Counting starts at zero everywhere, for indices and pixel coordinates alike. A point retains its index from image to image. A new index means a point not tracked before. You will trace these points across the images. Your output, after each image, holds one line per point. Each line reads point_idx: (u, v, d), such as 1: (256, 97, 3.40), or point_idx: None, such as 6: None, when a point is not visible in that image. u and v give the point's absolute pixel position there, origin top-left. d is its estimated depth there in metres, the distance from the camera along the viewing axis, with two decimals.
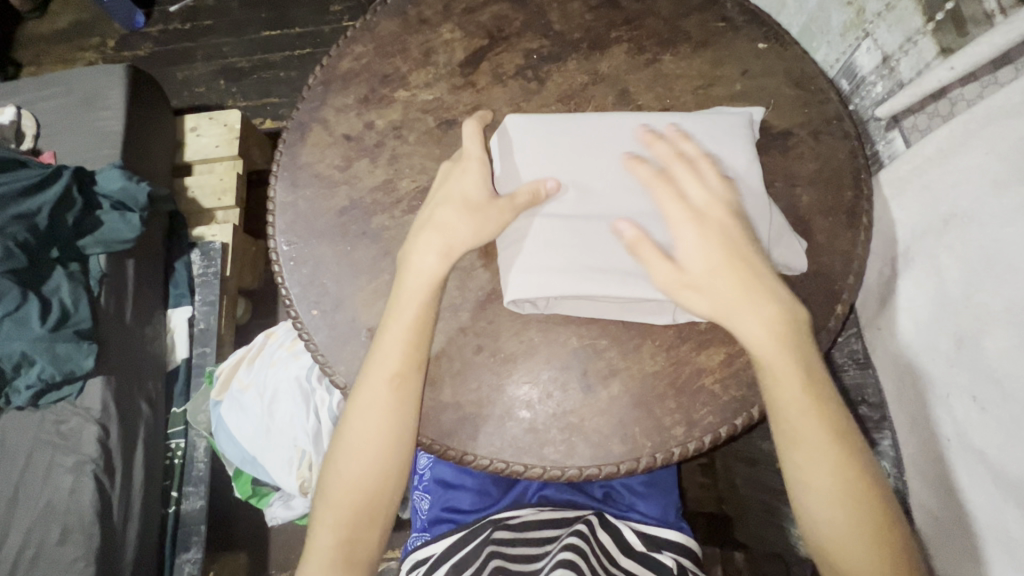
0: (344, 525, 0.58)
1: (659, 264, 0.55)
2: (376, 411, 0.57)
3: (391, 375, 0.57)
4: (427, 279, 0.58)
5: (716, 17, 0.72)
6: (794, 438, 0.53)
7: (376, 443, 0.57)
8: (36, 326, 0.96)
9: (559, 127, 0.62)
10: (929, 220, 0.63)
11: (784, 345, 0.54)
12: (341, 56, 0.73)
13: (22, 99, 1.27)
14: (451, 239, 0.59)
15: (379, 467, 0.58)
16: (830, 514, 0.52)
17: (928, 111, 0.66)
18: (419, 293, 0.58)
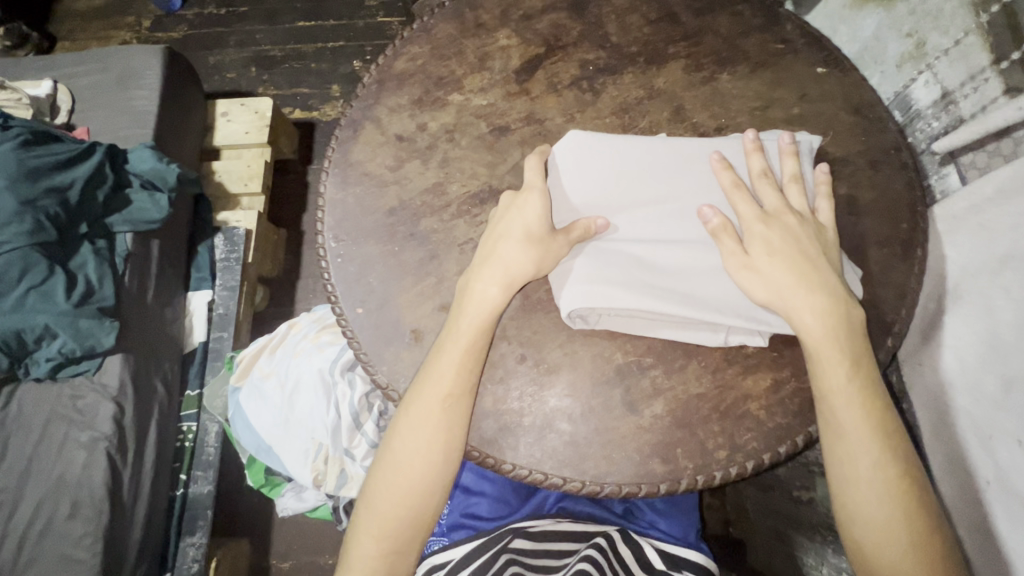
0: (387, 530, 0.59)
1: (733, 254, 0.57)
2: (428, 427, 0.57)
3: (449, 393, 0.57)
4: (487, 311, 0.58)
5: (775, 39, 0.72)
6: (847, 457, 0.54)
7: (423, 460, 0.58)
8: (61, 300, 0.96)
9: (651, 140, 0.63)
10: (982, 259, 0.63)
11: (840, 360, 0.54)
12: (397, 56, 0.73)
13: (61, 74, 1.28)
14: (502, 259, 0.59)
15: (421, 480, 0.58)
16: (881, 535, 0.52)
17: (989, 149, 0.66)
18: (478, 322, 0.58)
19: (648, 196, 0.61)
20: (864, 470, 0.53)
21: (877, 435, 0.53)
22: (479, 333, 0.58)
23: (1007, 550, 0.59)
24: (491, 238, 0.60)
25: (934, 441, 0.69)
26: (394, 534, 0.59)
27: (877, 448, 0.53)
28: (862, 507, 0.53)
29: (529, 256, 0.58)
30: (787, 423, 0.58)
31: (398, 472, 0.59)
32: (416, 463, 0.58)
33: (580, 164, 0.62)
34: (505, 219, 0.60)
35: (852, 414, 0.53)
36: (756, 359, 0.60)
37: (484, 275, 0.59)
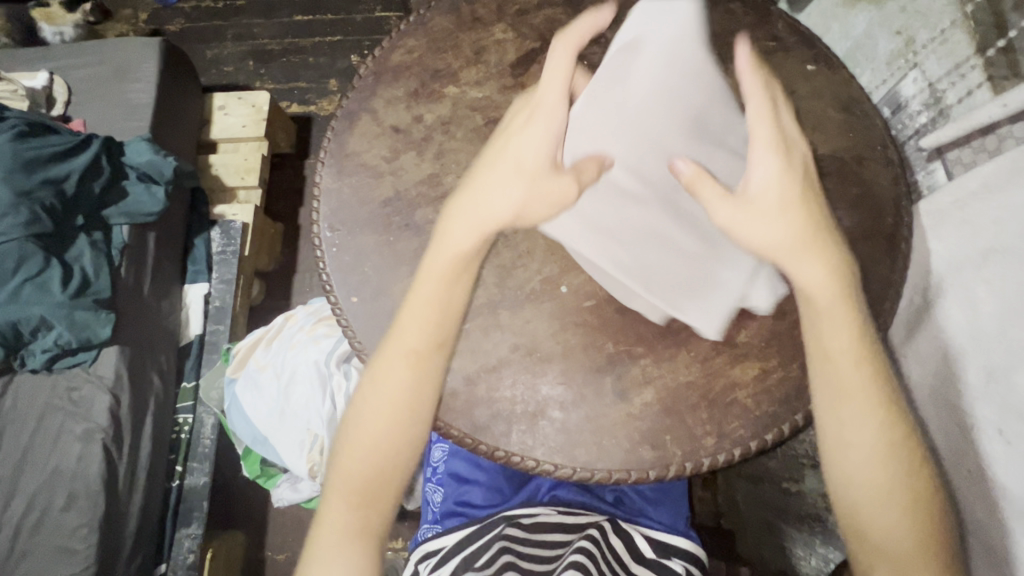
0: (359, 483, 0.58)
1: (717, 196, 0.54)
2: (398, 379, 0.57)
3: (428, 343, 0.58)
4: (454, 257, 0.58)
5: (766, 36, 0.73)
6: (838, 387, 0.54)
7: (397, 408, 0.57)
8: (57, 292, 0.97)
9: (663, 56, 0.58)
10: (967, 253, 0.64)
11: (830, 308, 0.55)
12: (393, 48, 0.74)
13: (57, 65, 1.28)
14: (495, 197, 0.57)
15: (393, 430, 0.57)
16: (863, 457, 0.54)
17: (974, 145, 0.68)
18: (446, 269, 0.58)
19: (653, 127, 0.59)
20: (854, 389, 0.54)
21: (863, 367, 0.54)
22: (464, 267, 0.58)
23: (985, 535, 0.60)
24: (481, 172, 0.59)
25: None
26: (367, 488, 0.58)
27: (865, 385, 0.54)
28: (847, 423, 0.54)
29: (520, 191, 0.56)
30: (774, 411, 0.59)
31: (370, 421, 0.58)
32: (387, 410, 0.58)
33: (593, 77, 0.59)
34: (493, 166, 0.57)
35: (856, 378, 0.54)
36: (745, 349, 0.61)
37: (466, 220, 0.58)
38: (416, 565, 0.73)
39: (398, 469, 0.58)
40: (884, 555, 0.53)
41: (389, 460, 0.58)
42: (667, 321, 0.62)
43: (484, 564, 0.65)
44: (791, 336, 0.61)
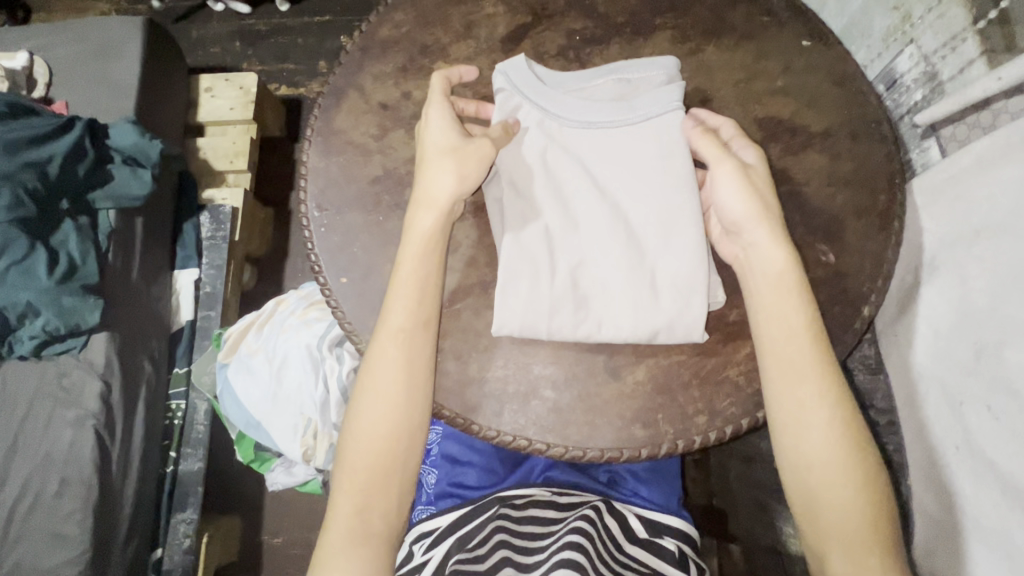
0: (361, 488, 0.58)
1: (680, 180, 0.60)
2: (390, 369, 0.58)
3: (420, 285, 0.59)
4: (415, 252, 0.59)
5: (761, 11, 0.72)
6: (793, 431, 0.56)
7: (382, 437, 0.58)
8: (42, 276, 0.95)
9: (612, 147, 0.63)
10: (959, 230, 0.64)
11: (784, 301, 0.57)
12: (381, 23, 0.72)
13: (36, 45, 1.24)
14: (443, 168, 0.59)
15: (384, 454, 0.58)
16: (827, 492, 0.55)
17: (969, 121, 0.67)
18: (407, 289, 0.59)
19: (603, 173, 0.63)
20: (812, 423, 0.55)
21: (814, 372, 0.56)
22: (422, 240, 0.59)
23: (969, 509, 0.61)
24: (423, 162, 0.60)
25: (907, 410, 0.71)
26: (369, 495, 0.58)
27: (822, 424, 0.55)
28: (811, 466, 0.55)
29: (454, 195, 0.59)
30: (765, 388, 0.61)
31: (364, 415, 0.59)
32: (384, 413, 0.58)
33: (535, 107, 0.64)
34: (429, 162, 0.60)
35: (785, 337, 0.57)
36: (736, 328, 0.63)
37: (428, 207, 0.59)
38: (411, 544, 0.73)
39: (399, 451, 0.59)
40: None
41: (385, 464, 0.58)
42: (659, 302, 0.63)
43: (478, 545, 0.66)
44: None
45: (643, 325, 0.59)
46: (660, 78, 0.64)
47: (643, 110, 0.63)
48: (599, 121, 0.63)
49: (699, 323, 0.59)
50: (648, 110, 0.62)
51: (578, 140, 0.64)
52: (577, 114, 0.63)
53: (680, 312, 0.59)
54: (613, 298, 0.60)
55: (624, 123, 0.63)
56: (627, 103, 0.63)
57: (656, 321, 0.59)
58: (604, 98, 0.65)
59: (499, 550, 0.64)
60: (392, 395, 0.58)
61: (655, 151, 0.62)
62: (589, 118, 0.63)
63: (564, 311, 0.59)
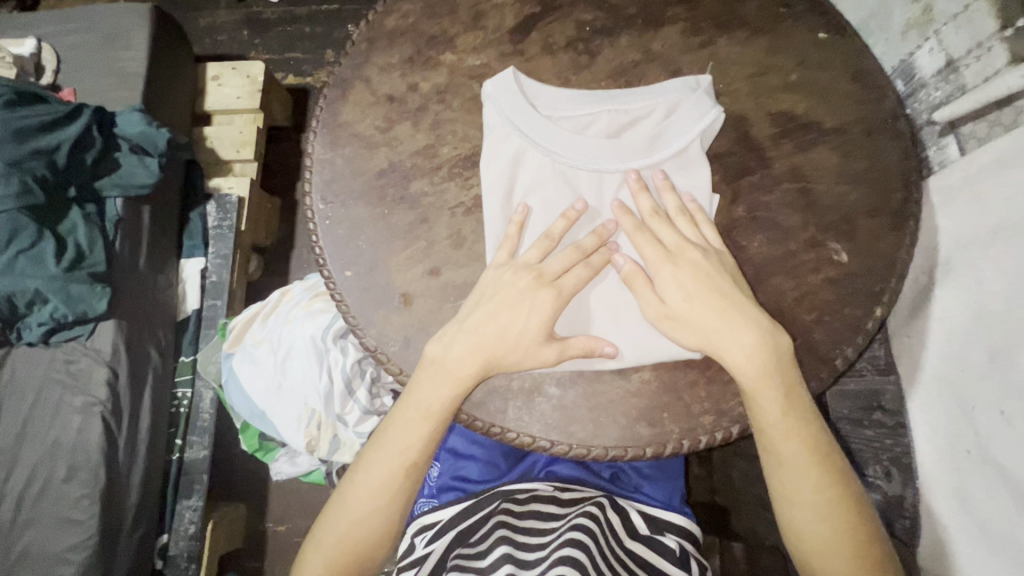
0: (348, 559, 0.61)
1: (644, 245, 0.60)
2: (390, 471, 0.60)
3: (455, 385, 0.58)
4: (465, 369, 0.58)
5: (777, 4, 0.70)
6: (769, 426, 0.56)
7: (380, 513, 0.61)
8: (51, 265, 0.96)
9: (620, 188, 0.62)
10: (976, 232, 0.63)
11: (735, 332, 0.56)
12: (388, 13, 0.71)
13: (43, 32, 1.24)
14: (519, 323, 0.58)
15: (378, 527, 0.61)
16: (799, 489, 0.55)
17: (989, 120, 0.66)
18: (442, 391, 0.59)
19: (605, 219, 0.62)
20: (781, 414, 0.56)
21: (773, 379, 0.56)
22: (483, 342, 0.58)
23: (980, 515, 0.60)
24: (490, 283, 0.59)
25: (917, 413, 0.70)
26: (341, 566, 0.61)
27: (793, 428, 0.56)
28: (783, 466, 0.56)
29: (528, 307, 0.58)
30: None
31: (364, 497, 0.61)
32: (382, 488, 0.61)
33: (525, 134, 0.62)
34: (495, 305, 0.59)
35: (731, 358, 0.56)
36: None
37: (470, 329, 0.59)
38: (412, 537, 0.73)
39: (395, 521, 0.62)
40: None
41: (359, 544, 0.61)
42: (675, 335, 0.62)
43: (479, 541, 0.66)
44: (788, 315, 0.62)
45: (644, 358, 0.59)
46: (659, 112, 0.62)
47: (642, 147, 0.62)
48: (595, 160, 0.62)
49: None
50: (650, 148, 0.62)
51: (576, 176, 0.63)
52: (569, 146, 0.62)
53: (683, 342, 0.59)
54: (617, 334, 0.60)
55: (621, 163, 0.62)
56: (625, 141, 0.62)
57: (660, 352, 0.59)
58: (603, 134, 0.63)
59: (500, 544, 0.64)
60: (389, 488, 0.60)
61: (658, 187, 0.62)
62: (582, 154, 0.62)
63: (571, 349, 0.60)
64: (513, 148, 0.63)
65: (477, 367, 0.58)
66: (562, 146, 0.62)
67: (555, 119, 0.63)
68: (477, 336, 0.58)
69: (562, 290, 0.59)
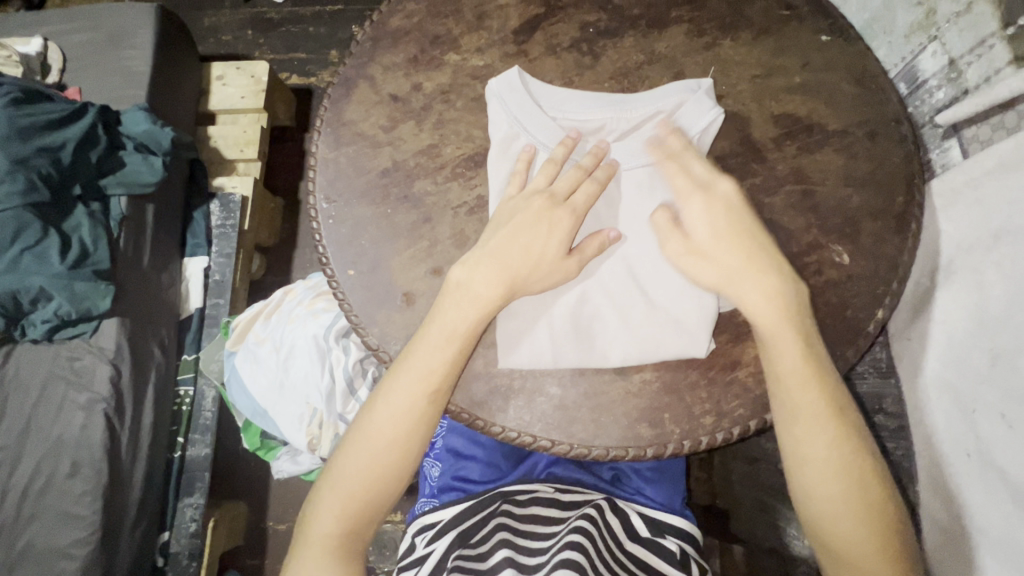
0: (351, 507, 0.58)
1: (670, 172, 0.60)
2: (399, 409, 0.58)
3: (466, 313, 0.58)
4: (475, 299, 0.57)
5: (780, 6, 0.70)
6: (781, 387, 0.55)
7: (386, 454, 0.58)
8: (55, 262, 0.96)
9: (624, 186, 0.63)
10: (977, 235, 0.63)
11: (758, 274, 0.56)
12: (392, 13, 0.72)
13: (49, 31, 1.24)
14: (541, 236, 0.58)
15: (384, 469, 0.58)
16: (816, 456, 0.53)
17: (992, 123, 0.66)
18: (454, 323, 0.58)
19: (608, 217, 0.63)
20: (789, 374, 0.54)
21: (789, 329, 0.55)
22: (496, 263, 0.57)
23: (982, 518, 0.60)
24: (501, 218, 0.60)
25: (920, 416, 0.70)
26: (347, 517, 0.58)
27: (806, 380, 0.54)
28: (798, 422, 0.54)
29: (528, 228, 0.58)
30: None
31: (370, 438, 0.59)
32: (393, 428, 0.58)
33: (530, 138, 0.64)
34: (509, 233, 0.58)
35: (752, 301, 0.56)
36: (746, 328, 0.62)
37: (475, 262, 0.58)
38: (413, 537, 0.73)
39: (400, 465, 0.59)
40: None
41: (375, 492, 0.59)
42: None
43: (479, 542, 0.66)
44: None
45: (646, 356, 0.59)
46: (662, 116, 0.63)
47: (646, 150, 0.63)
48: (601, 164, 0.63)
49: (704, 340, 0.59)
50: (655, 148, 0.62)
51: None
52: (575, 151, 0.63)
53: (685, 344, 0.59)
54: (626, 336, 0.60)
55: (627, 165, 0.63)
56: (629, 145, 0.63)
57: (663, 352, 0.59)
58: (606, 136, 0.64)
59: (500, 548, 0.64)
60: (397, 429, 0.58)
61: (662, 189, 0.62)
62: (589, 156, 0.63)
63: (574, 348, 0.60)
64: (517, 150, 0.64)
65: (502, 290, 0.57)
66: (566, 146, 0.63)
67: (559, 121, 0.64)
68: (489, 260, 0.58)
69: (576, 209, 0.59)
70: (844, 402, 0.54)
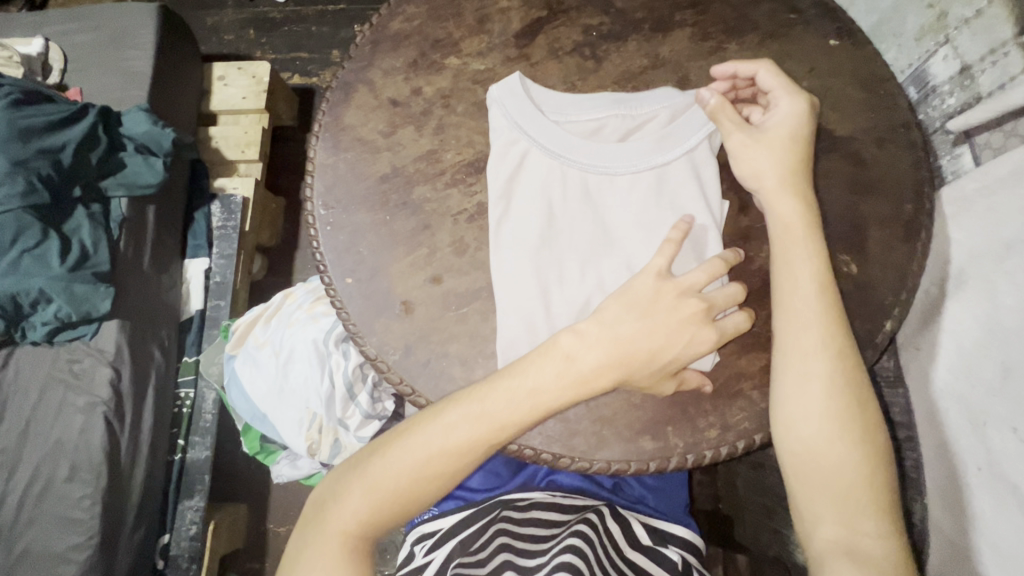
0: (376, 511, 0.56)
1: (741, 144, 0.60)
2: (458, 439, 0.55)
3: (569, 380, 0.55)
4: (575, 374, 0.55)
5: (788, 9, 0.69)
6: (794, 378, 0.54)
7: (424, 473, 0.56)
8: (55, 264, 0.96)
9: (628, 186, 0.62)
10: (989, 244, 0.61)
11: (801, 255, 0.57)
12: (392, 15, 0.71)
13: (49, 32, 1.24)
14: (680, 344, 0.56)
15: (419, 486, 0.56)
16: (819, 452, 0.53)
17: (1005, 129, 0.64)
18: (546, 385, 0.55)
19: (611, 218, 0.62)
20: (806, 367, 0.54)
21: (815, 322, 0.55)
22: (614, 350, 0.55)
23: (990, 534, 0.59)
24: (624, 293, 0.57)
25: (928, 426, 0.69)
26: (370, 516, 0.56)
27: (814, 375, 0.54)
28: (802, 416, 0.54)
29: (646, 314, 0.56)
30: None
31: (414, 452, 0.56)
32: (444, 454, 0.56)
33: (533, 141, 0.62)
34: (634, 313, 0.56)
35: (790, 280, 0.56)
36: (750, 340, 0.61)
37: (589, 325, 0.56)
38: (412, 545, 0.73)
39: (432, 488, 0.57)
40: (855, 554, 0.50)
41: (403, 504, 0.57)
42: None
43: (479, 548, 0.66)
44: None
45: None
46: (662, 116, 0.62)
47: (652, 150, 0.62)
48: (610, 164, 0.62)
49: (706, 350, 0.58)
50: (661, 147, 0.61)
51: (584, 178, 0.62)
52: (583, 154, 0.62)
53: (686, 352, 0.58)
54: None
55: (632, 166, 0.62)
56: (635, 145, 0.62)
57: None
58: (610, 136, 0.63)
59: (501, 554, 0.64)
60: (442, 453, 0.56)
61: (667, 188, 0.61)
62: (593, 158, 0.62)
63: None
64: (518, 150, 0.63)
65: (607, 379, 0.55)
66: (570, 146, 0.62)
67: (561, 122, 0.63)
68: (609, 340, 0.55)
69: (690, 287, 0.57)
70: (854, 399, 0.53)
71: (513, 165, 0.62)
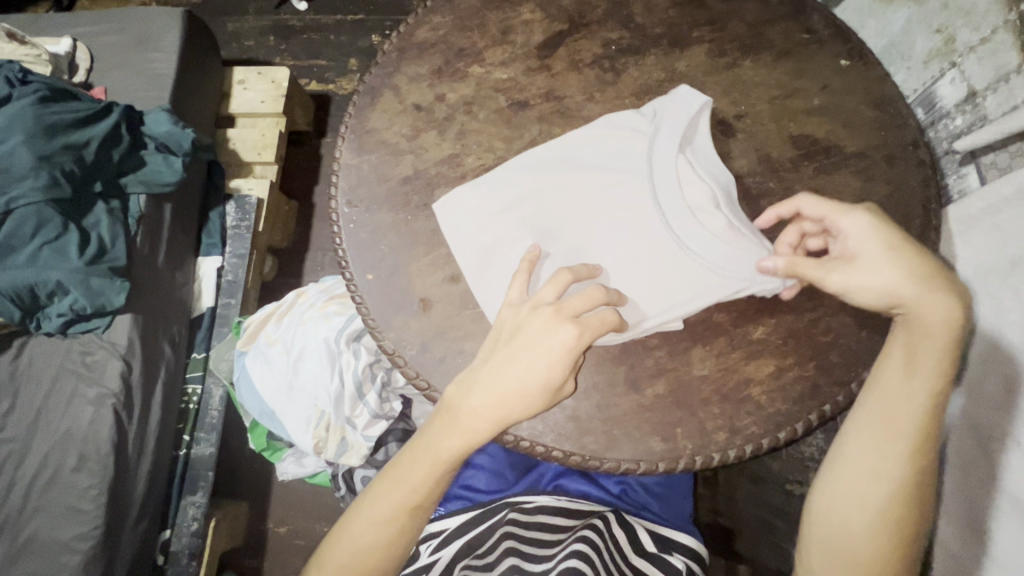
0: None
1: (835, 276, 0.55)
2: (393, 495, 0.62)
3: (468, 424, 0.58)
4: (472, 418, 0.58)
5: (801, 29, 0.71)
6: (868, 474, 0.56)
7: (378, 535, 0.62)
8: (74, 257, 0.98)
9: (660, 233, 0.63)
10: (995, 262, 0.63)
11: (918, 377, 0.56)
12: (419, 25, 0.73)
13: (80, 32, 1.28)
14: (547, 370, 0.56)
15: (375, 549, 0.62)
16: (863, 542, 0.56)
17: (1011, 150, 0.66)
18: (453, 436, 0.59)
19: (614, 228, 0.64)
20: (882, 469, 0.56)
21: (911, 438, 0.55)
22: (500, 393, 0.56)
23: (994, 546, 0.60)
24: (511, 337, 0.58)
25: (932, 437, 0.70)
26: None
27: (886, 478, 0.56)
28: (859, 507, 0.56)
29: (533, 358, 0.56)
30: (787, 409, 0.60)
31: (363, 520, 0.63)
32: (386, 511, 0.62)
33: (644, 138, 0.65)
34: (518, 354, 0.57)
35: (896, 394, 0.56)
36: (759, 346, 0.62)
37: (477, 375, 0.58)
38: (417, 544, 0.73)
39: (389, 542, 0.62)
40: None
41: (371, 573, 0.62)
42: (688, 348, 0.62)
43: (487, 552, 0.66)
44: (808, 335, 0.62)
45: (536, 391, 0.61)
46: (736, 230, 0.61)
47: (699, 246, 0.61)
48: (664, 204, 0.63)
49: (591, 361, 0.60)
50: (714, 250, 0.61)
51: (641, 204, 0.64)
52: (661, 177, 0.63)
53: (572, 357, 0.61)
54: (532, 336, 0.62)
55: (675, 233, 0.62)
56: (694, 229, 0.62)
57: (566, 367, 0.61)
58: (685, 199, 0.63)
59: (508, 557, 0.64)
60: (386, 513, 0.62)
61: (684, 274, 0.62)
62: (661, 193, 0.63)
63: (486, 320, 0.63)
64: (607, 131, 0.66)
65: (493, 421, 0.57)
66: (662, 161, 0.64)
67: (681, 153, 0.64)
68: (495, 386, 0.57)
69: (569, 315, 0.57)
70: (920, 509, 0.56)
71: (599, 137, 0.66)
